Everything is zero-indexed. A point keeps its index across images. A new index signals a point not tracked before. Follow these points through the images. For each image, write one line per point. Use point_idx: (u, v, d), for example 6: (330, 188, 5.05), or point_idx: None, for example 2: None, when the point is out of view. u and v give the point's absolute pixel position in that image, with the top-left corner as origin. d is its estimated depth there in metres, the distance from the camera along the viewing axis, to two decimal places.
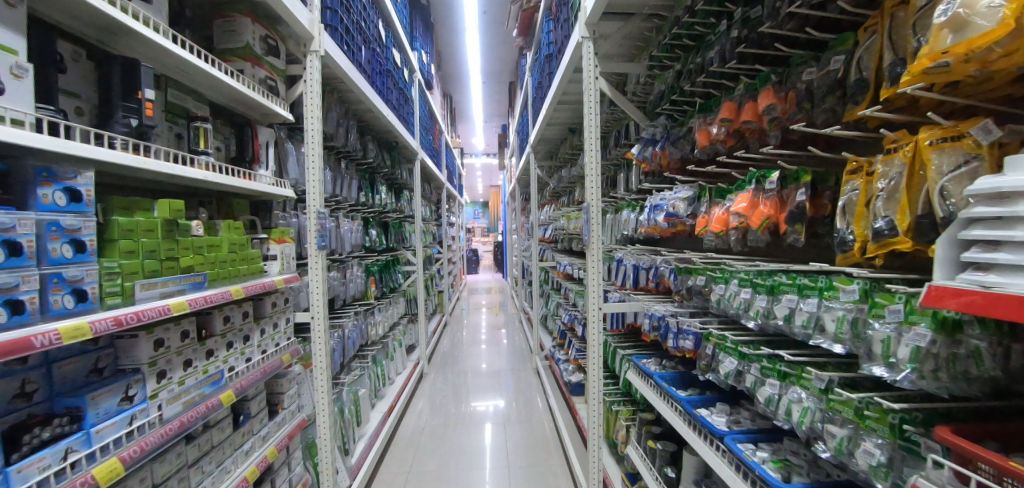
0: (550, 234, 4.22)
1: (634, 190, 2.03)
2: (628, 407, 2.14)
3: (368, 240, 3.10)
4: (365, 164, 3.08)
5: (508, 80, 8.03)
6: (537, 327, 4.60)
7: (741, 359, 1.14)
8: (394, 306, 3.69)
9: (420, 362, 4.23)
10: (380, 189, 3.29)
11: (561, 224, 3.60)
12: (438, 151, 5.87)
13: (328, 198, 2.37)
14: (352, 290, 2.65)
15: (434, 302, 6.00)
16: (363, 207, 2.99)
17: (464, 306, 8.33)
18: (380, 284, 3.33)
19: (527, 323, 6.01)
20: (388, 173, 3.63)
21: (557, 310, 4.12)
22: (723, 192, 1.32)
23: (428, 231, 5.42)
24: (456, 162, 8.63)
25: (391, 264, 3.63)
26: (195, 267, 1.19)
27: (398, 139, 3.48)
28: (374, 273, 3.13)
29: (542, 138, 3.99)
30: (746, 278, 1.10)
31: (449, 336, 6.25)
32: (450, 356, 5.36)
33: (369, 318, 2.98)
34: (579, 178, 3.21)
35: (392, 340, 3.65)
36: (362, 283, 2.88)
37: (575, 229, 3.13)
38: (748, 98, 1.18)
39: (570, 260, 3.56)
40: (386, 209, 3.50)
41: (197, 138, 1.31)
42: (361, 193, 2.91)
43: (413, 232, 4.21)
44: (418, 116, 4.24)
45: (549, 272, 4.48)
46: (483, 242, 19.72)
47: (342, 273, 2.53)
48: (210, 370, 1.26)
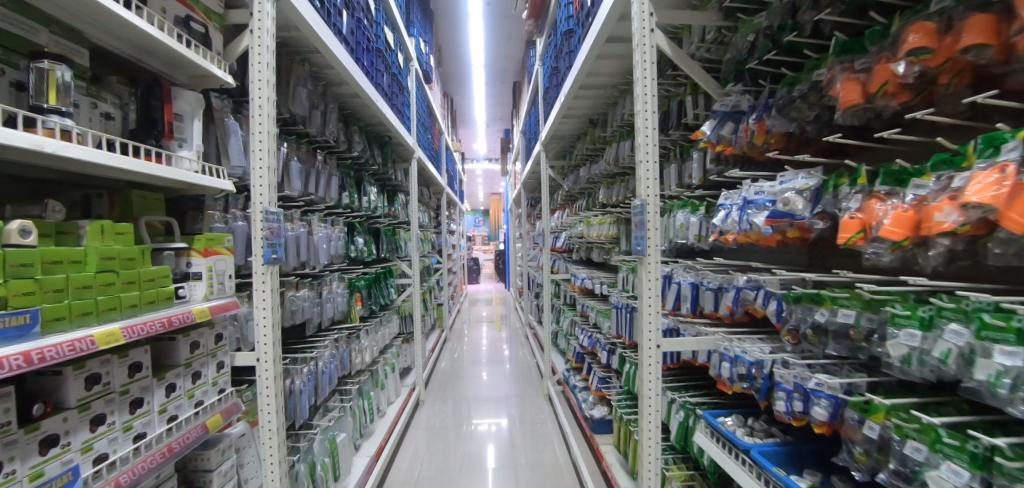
0: (564, 243, 3.71)
1: (697, 184, 1.52)
2: (688, 471, 1.61)
3: (354, 249, 2.59)
4: (350, 158, 2.58)
5: (512, 79, 7.58)
6: (549, 347, 4.07)
7: (986, 471, 0.63)
8: (386, 326, 3.16)
9: (415, 389, 3.69)
10: (368, 190, 2.79)
11: (580, 231, 3.09)
12: (437, 152, 5.39)
13: (297, 196, 1.86)
14: (329, 313, 2.13)
15: (433, 317, 5.46)
16: (347, 210, 2.49)
17: (465, 318, 7.78)
18: (369, 301, 2.81)
19: (534, 340, 5.48)
20: (380, 172, 3.13)
21: (573, 329, 3.60)
22: (906, 175, 0.81)
23: (426, 240, 4.90)
24: (457, 166, 8.18)
25: (381, 277, 3.11)
26: (8, 302, 0.69)
27: (391, 132, 3.00)
28: (360, 289, 2.61)
29: (556, 134, 3.49)
30: (1010, 325, 0.59)
31: (449, 353, 5.70)
32: (450, 376, 4.80)
33: (353, 344, 2.46)
34: (604, 176, 2.72)
35: (383, 366, 3.11)
36: (344, 301, 2.36)
37: (601, 236, 2.62)
38: (973, 10, 0.68)
39: (591, 274, 3.04)
40: (377, 213, 3.00)
41: (44, 88, 0.79)
42: (344, 192, 2.41)
43: (409, 240, 3.69)
44: (415, 109, 3.76)
45: (562, 285, 3.96)
46: (483, 251, 19.19)
47: (315, 292, 2.02)
48: (48, 473, 0.74)
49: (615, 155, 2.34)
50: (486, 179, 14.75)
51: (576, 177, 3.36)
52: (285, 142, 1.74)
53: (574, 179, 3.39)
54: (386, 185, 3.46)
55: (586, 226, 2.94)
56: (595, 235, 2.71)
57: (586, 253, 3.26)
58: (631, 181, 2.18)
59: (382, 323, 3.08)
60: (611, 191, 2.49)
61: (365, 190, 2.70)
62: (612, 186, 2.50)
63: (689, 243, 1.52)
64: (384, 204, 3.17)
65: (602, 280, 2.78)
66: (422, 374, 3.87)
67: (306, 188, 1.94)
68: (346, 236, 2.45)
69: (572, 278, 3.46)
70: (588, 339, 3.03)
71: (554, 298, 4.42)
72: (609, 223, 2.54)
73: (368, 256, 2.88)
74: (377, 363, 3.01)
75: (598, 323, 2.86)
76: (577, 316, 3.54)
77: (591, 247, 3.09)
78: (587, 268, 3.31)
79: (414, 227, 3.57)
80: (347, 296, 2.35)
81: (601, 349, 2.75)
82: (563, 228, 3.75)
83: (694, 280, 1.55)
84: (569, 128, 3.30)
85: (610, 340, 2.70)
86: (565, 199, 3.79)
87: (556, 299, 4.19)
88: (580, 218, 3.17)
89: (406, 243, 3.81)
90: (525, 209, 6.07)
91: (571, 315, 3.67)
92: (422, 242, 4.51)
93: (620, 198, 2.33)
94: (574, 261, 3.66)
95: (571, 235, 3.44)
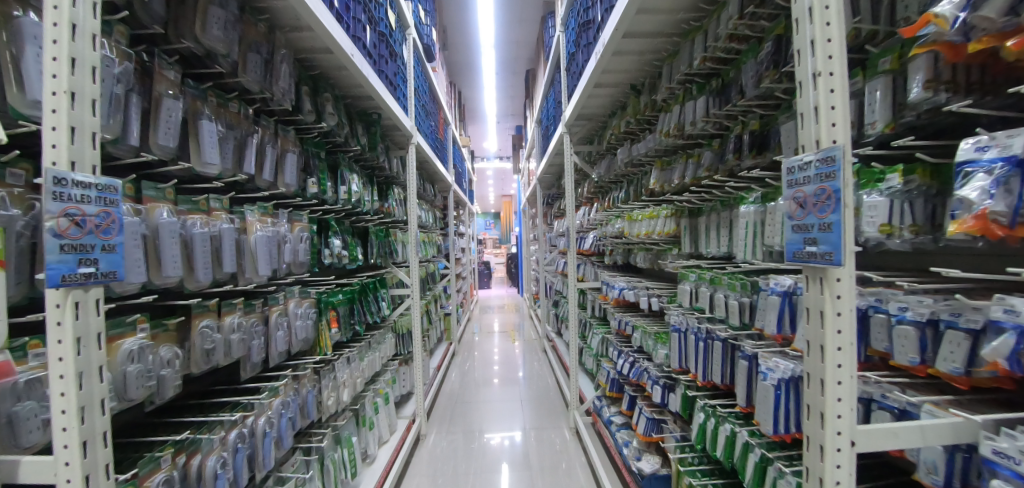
0: (595, 245, 3.03)
1: (875, 138, 0.87)
2: None
3: (329, 254, 1.97)
4: (322, 135, 1.97)
5: (525, 68, 6.95)
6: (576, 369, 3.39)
7: None
8: (377, 351, 2.51)
9: (415, 421, 3.02)
10: (350, 175, 2.16)
11: (617, 229, 2.42)
12: (442, 144, 4.78)
13: (220, 176, 1.25)
14: (282, 346, 1.49)
15: (439, 329, 4.81)
16: (315, 200, 1.86)
17: (475, 328, 7.12)
18: (350, 322, 2.17)
19: (554, 356, 4.79)
20: (367, 158, 2.50)
21: (607, 349, 2.92)
22: None
23: (430, 244, 4.27)
24: (466, 164, 7.56)
25: (370, 288, 2.48)
26: None
27: (380, 107, 2.37)
28: (337, 306, 1.98)
29: (581, 112, 2.83)
30: None
31: (458, 368, 5.04)
32: (458, 397, 4.12)
33: (324, 382, 1.82)
34: (654, 157, 2.06)
35: (371, 399, 2.46)
36: (311, 326, 1.73)
37: (653, 234, 1.96)
38: None
39: (633, 283, 2.36)
40: (363, 208, 2.38)
41: None
42: (309, 177, 1.78)
43: (406, 243, 3.05)
44: (413, 87, 3.14)
45: (591, 295, 3.29)
46: (495, 255, 18.53)
47: (257, 318, 1.39)
48: None
49: (679, 121, 1.67)
50: (498, 180, 14.13)
51: (608, 163, 2.69)
52: (188, 90, 1.12)
53: (604, 166, 2.72)
54: (377, 177, 2.83)
55: (626, 222, 2.27)
56: (642, 234, 2.04)
57: (625, 258, 2.59)
58: (709, 155, 1.51)
59: (371, 348, 2.44)
60: (666, 172, 1.82)
61: (345, 173, 2.06)
62: (668, 166, 1.83)
63: (864, 241, 0.86)
64: (374, 196, 2.54)
65: (653, 292, 2.10)
66: (425, 402, 3.21)
67: (236, 165, 1.33)
68: (314, 236, 1.82)
69: (604, 288, 2.78)
70: (629, 366, 2.35)
71: (581, 310, 3.75)
72: (667, 217, 1.86)
73: (350, 263, 2.25)
74: (363, 397, 2.36)
75: (645, 347, 2.18)
76: (612, 335, 2.85)
77: (633, 250, 2.41)
78: (625, 276, 2.64)
79: (414, 226, 2.93)
80: (313, 319, 1.72)
81: (651, 382, 2.06)
82: (591, 226, 3.09)
83: (864, 305, 0.91)
84: (599, 102, 2.62)
85: (663, 371, 2.03)
86: (592, 192, 3.11)
87: (582, 312, 3.51)
88: (615, 213, 2.50)
89: (405, 247, 3.17)
90: (541, 208, 5.40)
91: (603, 333, 2.99)
92: (425, 245, 3.87)
93: (687, 181, 1.66)
94: (606, 267, 2.98)
95: (603, 235, 2.76)
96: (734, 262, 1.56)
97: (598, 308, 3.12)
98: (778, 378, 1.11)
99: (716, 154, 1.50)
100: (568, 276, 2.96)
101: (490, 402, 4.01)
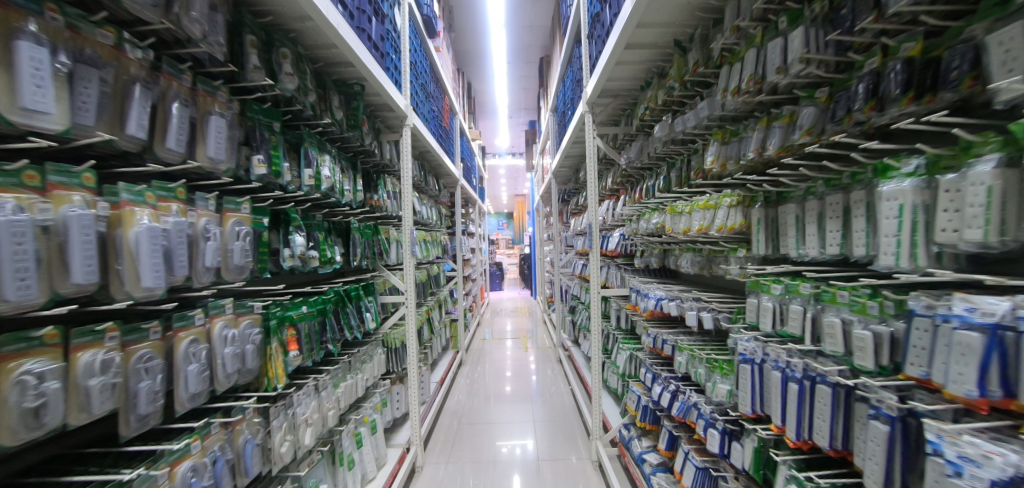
0: (623, 244, 2.54)
1: None
2: None
3: (289, 255, 1.54)
4: (280, 104, 1.54)
5: (539, 55, 6.47)
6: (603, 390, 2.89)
7: None
8: (361, 373, 2.07)
9: (410, 450, 2.55)
10: (320, 156, 1.72)
11: (653, 225, 1.93)
12: (448, 134, 4.33)
13: (71, 136, 0.82)
14: (197, 386, 1.06)
15: (444, 337, 4.36)
16: (266, 185, 1.43)
17: (486, 333, 6.64)
18: (322, 340, 1.73)
19: (572, 369, 4.28)
20: (348, 139, 2.06)
21: (638, 369, 2.41)
22: None
23: (433, 244, 3.83)
24: (476, 159, 7.12)
25: (352, 296, 2.04)
26: None
27: (362, 75, 1.94)
28: (299, 322, 1.54)
29: (606, 87, 2.33)
30: None
31: (466, 380, 4.57)
32: (464, 415, 3.66)
33: (275, 423, 1.38)
34: (709, 131, 1.57)
35: (354, 429, 2.01)
36: (256, 351, 1.29)
37: (710, 230, 1.46)
38: None
39: (675, 293, 1.88)
40: (342, 200, 1.94)
41: None
42: (254, 153, 1.35)
43: (399, 242, 2.60)
44: (409, 62, 2.70)
45: (617, 303, 2.79)
46: (508, 255, 18.04)
47: (148, 348, 0.97)
48: None
49: (756, 72, 1.18)
50: (510, 178, 13.65)
51: (640, 145, 2.19)
52: None
53: (635, 150, 2.22)
54: (363, 165, 2.39)
55: (667, 216, 1.79)
56: (692, 230, 1.55)
57: (663, 260, 2.09)
58: (810, 112, 1.03)
59: (353, 370, 2.00)
60: (731, 146, 1.34)
61: (310, 152, 1.63)
62: (733, 138, 1.34)
63: None
64: (357, 183, 2.09)
65: (705, 306, 1.62)
66: (424, 427, 2.76)
67: (109, 124, 0.90)
68: (263, 232, 1.39)
69: (634, 297, 2.30)
70: (668, 396, 1.85)
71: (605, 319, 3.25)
72: (731, 207, 1.38)
73: (324, 266, 1.81)
74: (342, 429, 1.91)
75: (693, 376, 1.68)
76: (643, 353, 2.36)
77: (674, 252, 1.92)
78: (662, 283, 2.14)
79: (410, 220, 2.48)
80: (256, 342, 1.28)
81: (700, 421, 1.55)
82: (618, 223, 2.60)
83: None
84: (628, 72, 2.13)
85: (721, 408, 1.52)
86: (616, 183, 2.61)
87: (605, 323, 3.01)
88: (649, 205, 2.01)
89: (400, 247, 2.73)
90: (556, 205, 4.91)
91: (632, 350, 2.50)
92: (426, 245, 3.42)
93: (769, 155, 1.17)
94: (636, 271, 2.49)
95: (633, 233, 2.28)
96: (842, 270, 1.07)
97: (626, 319, 2.63)
98: (990, 480, 0.63)
99: (824, 110, 1.02)
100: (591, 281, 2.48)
101: (498, 421, 3.53)
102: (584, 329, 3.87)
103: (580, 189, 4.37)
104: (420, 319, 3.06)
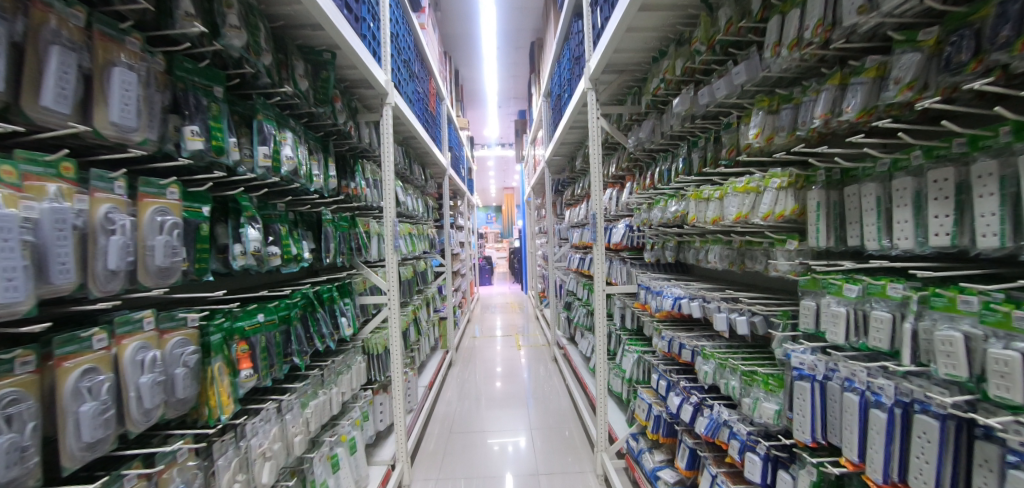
0: (630, 236, 2.29)
1: None
2: None
3: (239, 252, 1.25)
4: (223, 65, 1.24)
5: (530, 40, 6.15)
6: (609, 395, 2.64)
7: None
8: (336, 387, 1.79)
9: (395, 468, 2.24)
10: (280, 132, 1.42)
11: (671, 214, 1.68)
12: (435, 120, 4.01)
13: None
14: (94, 433, 0.78)
15: (432, 337, 4.07)
16: (203, 164, 1.13)
17: (476, 330, 6.36)
18: (285, 353, 1.45)
19: (570, 369, 4.04)
20: (316, 115, 1.75)
21: (649, 374, 2.17)
22: None
23: (420, 238, 3.53)
24: (464, 149, 6.78)
25: (326, 299, 1.75)
26: None
27: (331, 39, 1.63)
28: (253, 334, 1.26)
29: (612, 60, 2.06)
30: None
31: (456, 381, 4.30)
32: (455, 421, 3.39)
33: (220, 462, 1.10)
34: (747, 101, 1.32)
35: (331, 453, 1.72)
36: (191, 376, 1.01)
37: (750, 218, 1.22)
38: None
39: (696, 292, 1.64)
40: (310, 187, 1.64)
41: None
42: (185, 123, 1.05)
43: (381, 235, 2.30)
44: (390, 33, 2.38)
45: (623, 301, 2.54)
46: (497, 250, 17.75)
47: (9, 387, 0.68)
48: None
49: (826, 16, 0.93)
50: (499, 170, 13.32)
51: (652, 124, 1.93)
52: None
53: (644, 129, 1.96)
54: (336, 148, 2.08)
55: (690, 202, 1.53)
56: (726, 219, 1.30)
57: (680, 254, 1.84)
58: (912, 59, 0.78)
59: (327, 385, 1.72)
60: (783, 115, 1.09)
61: (266, 126, 1.32)
62: (785, 105, 1.09)
63: None
64: (329, 167, 1.80)
65: (737, 307, 1.39)
66: (410, 440, 2.49)
67: None
68: (200, 224, 1.11)
69: (645, 295, 2.05)
70: (689, 410, 1.61)
71: (607, 317, 3.00)
72: (780, 189, 1.13)
73: (287, 265, 1.52)
74: (315, 455, 1.63)
75: (722, 389, 1.44)
76: (655, 357, 2.12)
77: (696, 245, 1.67)
78: (678, 280, 1.90)
79: (392, 210, 2.18)
80: (189, 365, 1.00)
81: (733, 443, 1.31)
82: (624, 213, 2.35)
83: None
84: (639, 42, 1.85)
85: (763, 428, 1.29)
86: (621, 170, 2.34)
87: (608, 322, 2.77)
88: (664, 192, 1.76)
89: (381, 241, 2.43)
90: (550, 196, 4.63)
91: (641, 353, 2.26)
92: (411, 239, 3.12)
93: (844, 122, 0.92)
94: (644, 266, 2.24)
95: (644, 223, 2.02)
96: (949, 269, 0.83)
97: (635, 319, 2.39)
98: None
99: (933, 57, 0.77)
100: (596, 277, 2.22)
101: (492, 427, 3.28)
102: (583, 328, 3.62)
103: (577, 179, 4.10)
104: (406, 320, 2.78)
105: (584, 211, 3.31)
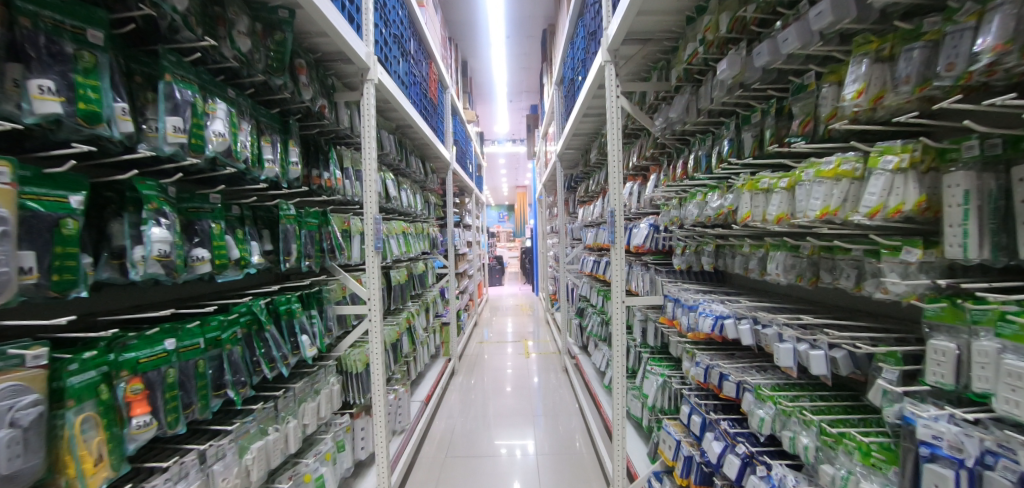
0: (656, 238, 1.91)
1: None
2: None
3: (136, 259, 0.93)
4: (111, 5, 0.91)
5: (541, 28, 5.75)
6: (631, 423, 2.26)
7: None
8: (297, 420, 1.46)
9: None
10: (209, 102, 1.10)
11: (713, 211, 1.31)
12: (437, 109, 3.67)
13: None
14: None
15: (433, 345, 3.73)
16: (74, 138, 0.82)
17: (484, 335, 6.01)
18: (216, 386, 1.13)
19: (583, 384, 3.65)
20: (272, 89, 1.43)
21: (679, 405, 1.79)
22: None
23: (418, 237, 3.20)
24: (472, 144, 6.43)
25: (285, 313, 1.42)
26: None
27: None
28: (153, 369, 0.94)
29: (634, 26, 1.68)
30: None
31: (459, 393, 3.95)
32: (454, 441, 3.04)
33: None
34: (837, 52, 0.94)
35: None
36: (25, 442, 0.69)
37: (844, 214, 0.84)
38: None
39: (746, 312, 1.27)
40: (259, 175, 1.32)
41: None
42: (31, 77, 0.73)
43: (362, 234, 1.98)
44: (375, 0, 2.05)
45: (646, 313, 2.15)
46: (508, 249, 17.39)
47: None
48: None
49: None
50: (510, 167, 12.95)
51: (686, 100, 1.55)
52: None
53: (676, 107, 1.58)
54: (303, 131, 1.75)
55: (741, 195, 1.17)
56: (800, 216, 0.94)
57: (720, 262, 1.47)
58: None
59: (283, 419, 1.40)
60: (906, 61, 0.74)
61: (181, 90, 1.00)
62: (910, 45, 0.75)
63: None
64: (289, 152, 1.48)
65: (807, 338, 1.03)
66: (397, 471, 2.15)
67: None
68: (61, 219, 0.80)
69: (675, 310, 1.68)
70: (734, 462, 1.23)
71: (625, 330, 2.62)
72: (897, 171, 0.76)
73: (223, 272, 1.20)
74: None
75: (786, 445, 1.07)
76: (685, 384, 1.74)
77: (744, 251, 1.31)
78: (719, 294, 1.52)
79: (373, 205, 1.85)
80: (20, 424, 0.68)
81: None
82: (647, 210, 1.97)
83: None
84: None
85: None
86: (644, 159, 1.97)
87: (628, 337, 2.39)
88: (702, 183, 1.39)
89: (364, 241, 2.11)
90: (562, 194, 4.25)
91: (668, 377, 1.88)
92: (405, 238, 2.78)
93: None
94: (673, 274, 1.87)
95: (674, 222, 1.65)
96: None
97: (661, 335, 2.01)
98: None
99: None
100: (614, 285, 1.85)
101: (495, 448, 2.93)
102: (598, 339, 3.25)
103: (591, 174, 3.72)
104: (396, 331, 2.45)
105: (600, 209, 2.93)
